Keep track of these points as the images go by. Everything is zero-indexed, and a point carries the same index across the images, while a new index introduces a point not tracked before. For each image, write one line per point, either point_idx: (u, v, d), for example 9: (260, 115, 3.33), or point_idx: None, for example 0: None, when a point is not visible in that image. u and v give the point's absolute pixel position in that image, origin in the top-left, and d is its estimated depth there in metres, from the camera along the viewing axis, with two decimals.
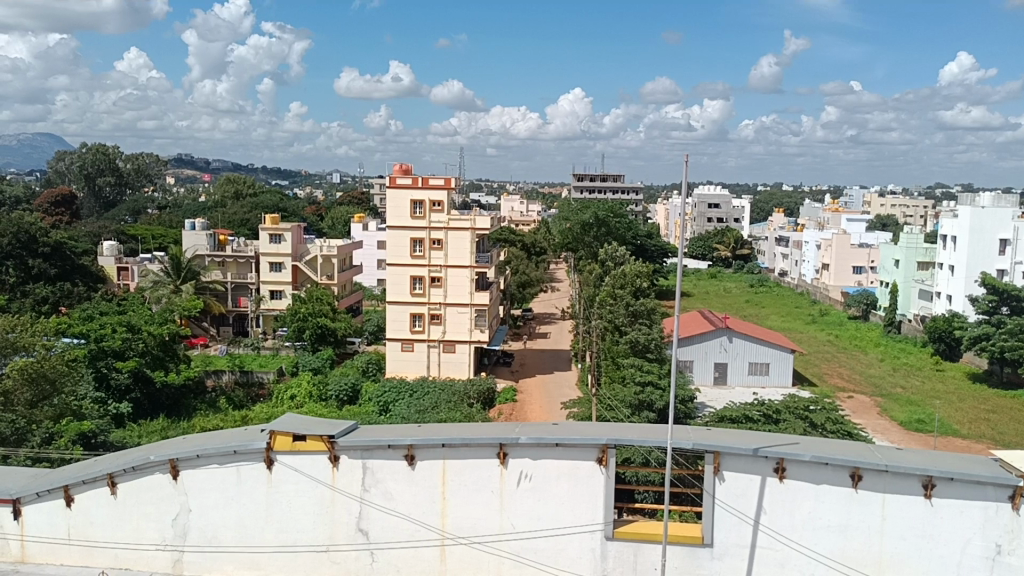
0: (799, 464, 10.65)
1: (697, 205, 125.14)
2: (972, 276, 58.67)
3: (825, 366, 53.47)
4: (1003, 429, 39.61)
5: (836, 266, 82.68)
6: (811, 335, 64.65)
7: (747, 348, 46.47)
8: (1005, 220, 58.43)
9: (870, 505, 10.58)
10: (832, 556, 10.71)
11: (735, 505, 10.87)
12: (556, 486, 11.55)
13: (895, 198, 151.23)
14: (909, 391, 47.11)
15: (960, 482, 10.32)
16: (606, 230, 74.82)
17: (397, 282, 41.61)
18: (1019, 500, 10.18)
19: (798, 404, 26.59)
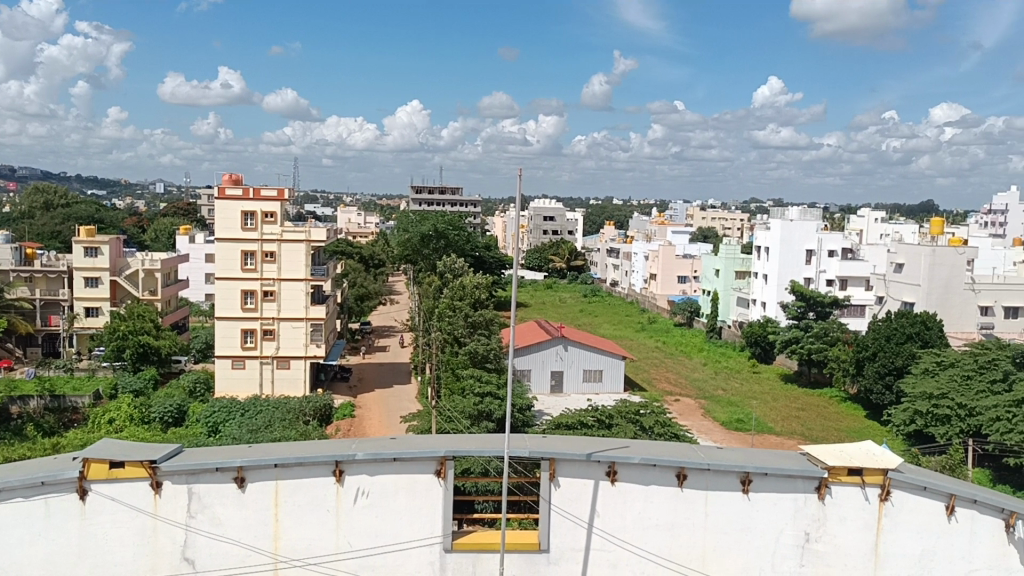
0: (629, 467, 11.04)
1: (533, 218, 128.05)
2: (783, 284, 63.26)
3: (654, 371, 56.03)
4: (811, 425, 42.95)
5: (663, 276, 86.90)
6: (641, 342, 67.52)
7: (582, 356, 47.88)
8: (811, 232, 63.38)
9: (693, 503, 11.12)
10: (661, 554, 11.15)
11: (569, 510, 11.12)
12: (393, 501, 11.41)
13: (715, 213, 160.96)
14: (729, 392, 50.15)
15: (773, 477, 11.04)
16: (444, 241, 75.19)
17: (226, 297, 39.89)
18: (824, 491, 11.05)
19: (629, 408, 27.70)
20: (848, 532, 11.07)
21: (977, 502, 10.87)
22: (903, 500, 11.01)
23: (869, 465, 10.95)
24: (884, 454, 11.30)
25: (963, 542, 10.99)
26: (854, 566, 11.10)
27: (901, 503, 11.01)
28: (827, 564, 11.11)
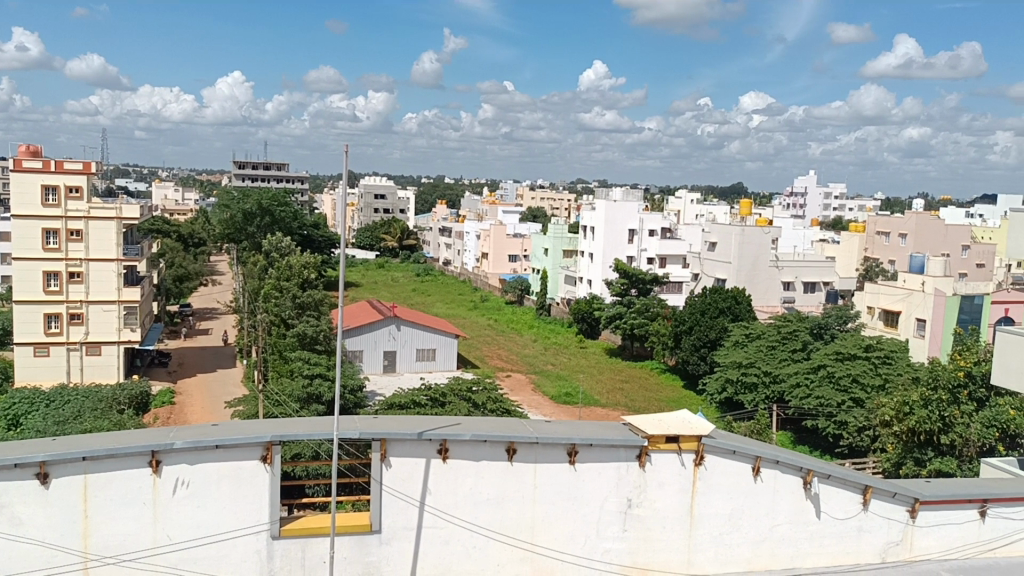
0: (460, 444, 11.12)
1: (363, 195, 125.91)
2: (607, 262, 65.80)
3: (485, 349, 56.85)
4: (633, 397, 45.13)
5: (494, 255, 88.05)
6: (473, 320, 68.24)
7: (413, 335, 47.78)
8: (633, 212, 66.21)
9: (522, 476, 11.37)
10: (491, 527, 11.34)
11: (400, 489, 11.06)
12: (216, 490, 10.92)
13: (544, 192, 164.55)
14: (557, 367, 51.76)
15: (598, 447, 11.46)
16: (269, 219, 72.76)
17: (26, 279, 36.65)
18: (644, 459, 11.58)
19: (461, 386, 28.05)
20: (667, 496, 11.69)
21: (780, 462, 11.82)
22: (716, 464, 11.75)
23: (685, 433, 11.57)
24: (700, 421, 11.97)
25: (767, 499, 11.94)
26: (672, 528, 11.74)
27: (714, 467, 11.74)
28: (647, 527, 11.70)
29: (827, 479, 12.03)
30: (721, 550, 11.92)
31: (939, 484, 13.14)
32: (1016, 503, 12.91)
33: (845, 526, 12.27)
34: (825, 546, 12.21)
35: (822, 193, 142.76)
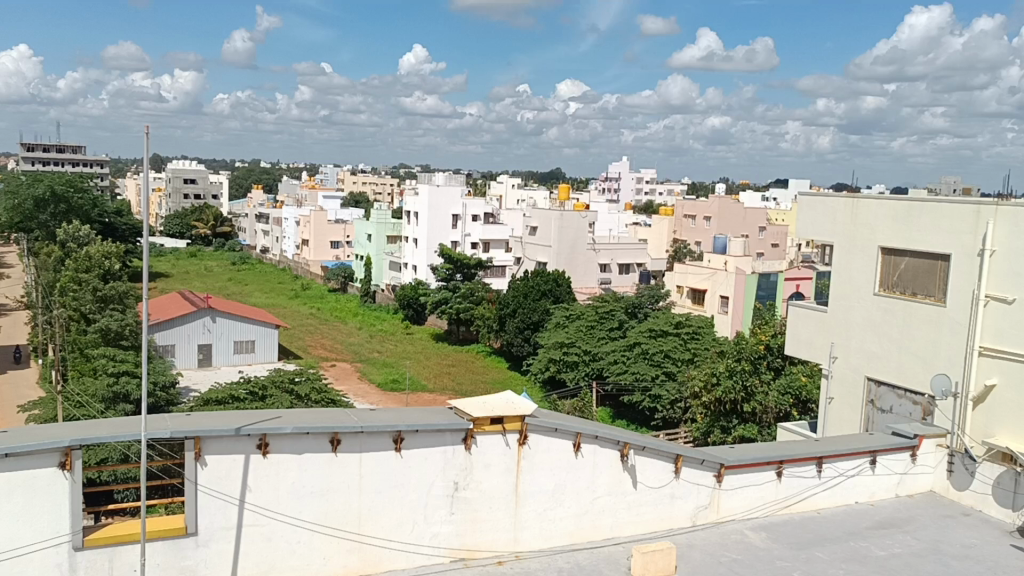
0: (281, 438, 10.63)
1: (172, 180, 118.90)
2: (432, 247, 65.89)
3: (308, 338, 55.42)
4: (460, 381, 45.58)
5: (315, 242, 85.84)
6: (295, 309, 66.30)
7: (230, 327, 45.80)
8: (456, 198, 66.58)
9: (347, 466, 11.08)
10: (315, 520, 10.99)
11: (219, 488, 10.46)
12: (9, 502, 9.71)
13: (365, 177, 162.07)
14: (383, 354, 51.32)
15: (424, 432, 11.35)
16: (64, 206, 67.46)
17: None
18: (470, 442, 11.62)
19: (283, 378, 27.28)
20: (491, 477, 11.84)
21: (599, 437, 12.30)
22: (539, 442, 12.02)
23: (508, 413, 11.71)
24: (522, 401, 12.16)
25: (588, 474, 12.39)
26: (498, 509, 11.91)
27: (537, 445, 12.00)
28: (474, 509, 11.80)
29: (641, 451, 12.67)
30: (545, 526, 12.24)
31: (742, 449, 14.16)
32: (806, 462, 14.13)
33: (659, 494, 12.97)
34: (642, 514, 12.86)
35: (635, 178, 149.44)
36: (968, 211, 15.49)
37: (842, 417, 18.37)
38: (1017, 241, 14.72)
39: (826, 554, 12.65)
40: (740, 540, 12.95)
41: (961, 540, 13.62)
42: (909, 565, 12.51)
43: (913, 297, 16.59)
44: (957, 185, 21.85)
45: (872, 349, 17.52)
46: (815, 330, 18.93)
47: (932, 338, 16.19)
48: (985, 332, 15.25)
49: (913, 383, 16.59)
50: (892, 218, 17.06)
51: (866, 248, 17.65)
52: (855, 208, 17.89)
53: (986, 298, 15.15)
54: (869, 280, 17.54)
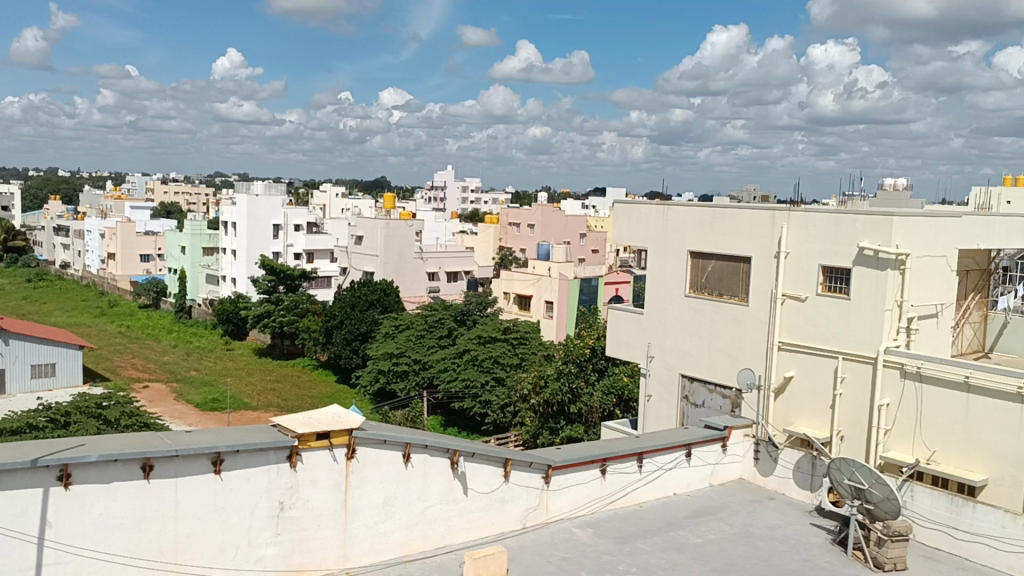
0: (84, 467, 9.69)
1: None
2: (252, 259, 63.55)
3: (118, 358, 51.87)
4: (285, 396, 44.19)
5: (123, 256, 80.48)
6: (102, 328, 61.91)
7: (26, 349, 42.07)
8: (276, 207, 64.50)
9: (161, 493, 10.28)
10: (127, 553, 10.09)
11: (13, 527, 9.34)
12: None
13: (178, 186, 153.91)
14: (202, 372, 48.90)
15: (245, 453, 10.77)
16: None
17: None
18: (295, 459, 11.18)
19: (88, 403, 25.43)
20: (319, 494, 11.44)
21: (428, 446, 12.26)
22: (368, 455, 11.79)
23: (335, 427, 11.39)
24: (349, 414, 11.90)
25: (418, 483, 12.31)
26: (326, 526, 11.55)
27: (365, 458, 11.76)
28: (301, 528, 11.35)
29: (471, 457, 12.76)
30: (375, 539, 12.01)
31: (568, 449, 14.57)
32: (628, 459, 14.72)
33: (490, 499, 13.09)
34: (473, 520, 12.93)
35: (460, 187, 150.75)
36: (765, 217, 16.73)
37: (660, 414, 19.28)
38: (807, 243, 16.07)
39: (649, 546, 13.23)
40: (569, 538, 13.31)
41: (767, 522, 14.65)
42: (722, 549, 13.31)
43: (720, 298, 17.71)
44: (756, 192, 23.56)
45: (685, 347, 18.53)
46: (633, 332, 19.78)
47: (738, 336, 17.35)
48: (783, 328, 16.52)
49: (723, 378, 17.69)
50: (700, 224, 18.13)
51: (677, 252, 18.65)
52: (666, 215, 18.86)
53: (783, 296, 16.43)
54: (681, 282, 18.55)
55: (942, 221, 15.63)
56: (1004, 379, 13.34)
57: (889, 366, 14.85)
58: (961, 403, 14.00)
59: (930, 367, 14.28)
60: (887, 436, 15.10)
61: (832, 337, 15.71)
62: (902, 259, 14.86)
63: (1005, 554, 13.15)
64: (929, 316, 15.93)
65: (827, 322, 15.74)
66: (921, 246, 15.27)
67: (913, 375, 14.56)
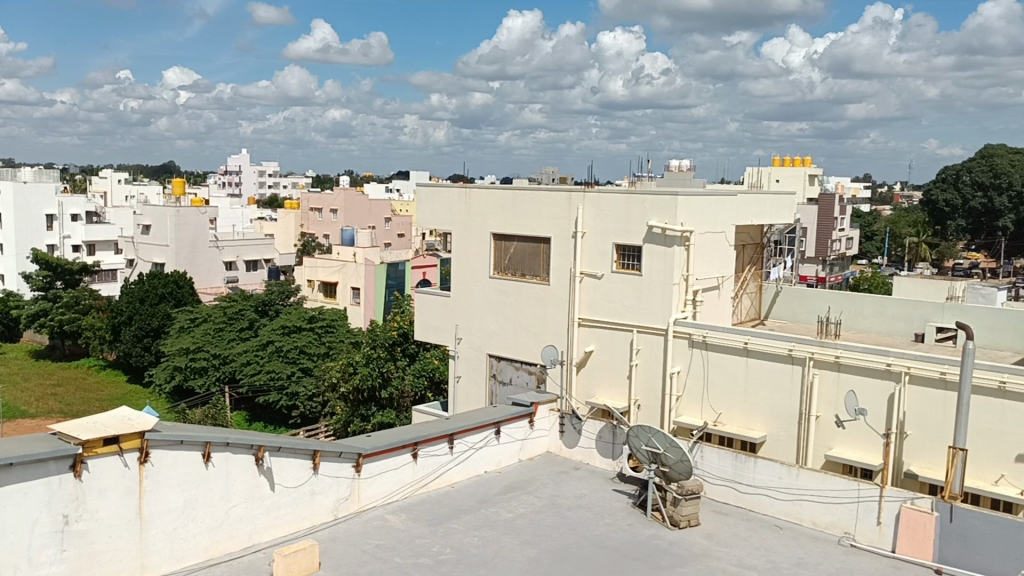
0: None
1: None
2: (23, 253, 57.95)
3: None
4: (69, 400, 40.84)
5: None
6: None
7: None
8: (49, 196, 59.04)
9: None
10: None
11: None
12: None
13: None
14: None
15: (19, 465, 9.75)
16: None
17: None
18: (80, 468, 10.27)
19: None
20: (109, 504, 10.60)
21: (230, 444, 11.73)
22: (162, 459, 11.08)
23: (125, 431, 10.59)
24: (140, 416, 11.10)
25: (220, 482, 11.76)
26: (118, 537, 10.72)
27: (160, 461, 11.04)
28: (90, 542, 10.46)
29: (277, 452, 12.36)
30: (174, 545, 11.33)
31: (378, 435, 14.44)
32: (438, 441, 14.83)
33: (298, 493, 12.75)
34: (281, 516, 12.54)
35: (256, 171, 144.85)
36: (562, 199, 17.28)
37: (469, 394, 19.52)
38: (601, 223, 16.79)
39: (461, 525, 13.41)
40: (382, 525, 13.24)
41: (573, 492, 15.28)
42: (532, 522, 13.73)
43: (522, 278, 18.17)
44: (555, 176, 24.27)
45: (491, 328, 18.86)
46: (440, 315, 19.89)
47: (540, 314, 17.90)
48: (582, 305, 17.20)
49: (527, 356, 18.20)
50: (500, 207, 18.44)
51: (480, 235, 18.87)
52: (468, 198, 19.02)
53: (581, 274, 17.09)
54: (484, 264, 18.81)
55: (720, 200, 16.86)
56: (777, 343, 14.70)
57: (678, 336, 15.89)
58: (741, 367, 15.28)
59: (714, 336, 15.42)
60: (679, 402, 16.16)
61: (626, 312, 16.58)
62: (687, 236, 15.88)
63: (783, 502, 14.32)
64: (712, 289, 17.18)
65: (622, 297, 16.58)
66: (703, 224, 16.40)
67: (700, 344, 15.67)
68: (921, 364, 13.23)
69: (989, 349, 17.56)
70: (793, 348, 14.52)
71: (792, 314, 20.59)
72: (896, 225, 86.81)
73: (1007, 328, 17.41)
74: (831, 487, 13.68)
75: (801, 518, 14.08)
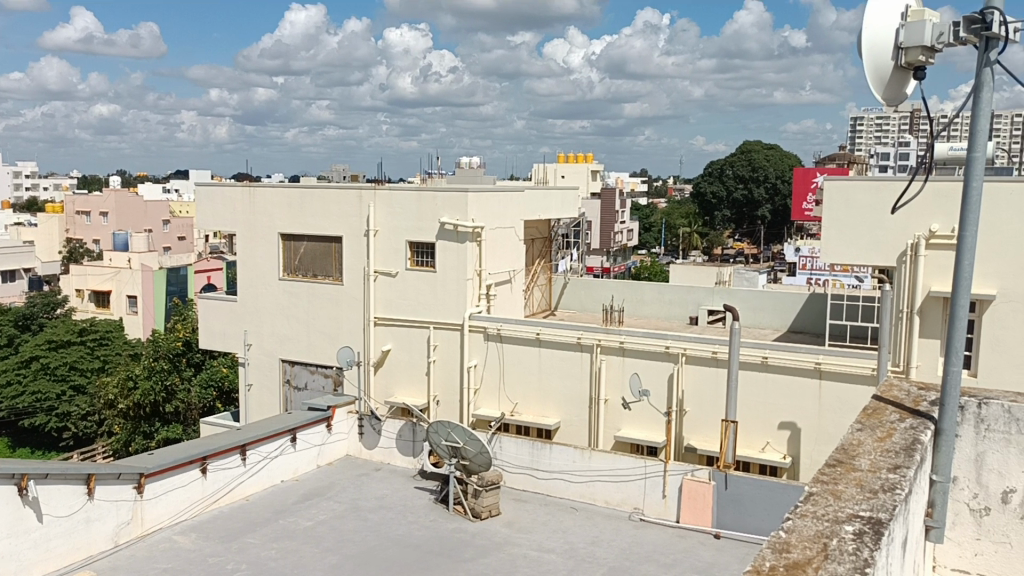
0: None
1: None
2: None
3: None
4: None
5: None
6: None
7: None
8: None
9: None
10: None
11: None
12: None
13: None
14: None
15: None
16: None
17: None
18: None
19: None
20: None
21: None
22: None
23: None
24: None
25: None
26: None
27: None
28: None
29: (45, 479, 11.15)
30: None
31: (160, 453, 13.49)
32: (229, 453, 14.12)
33: (70, 522, 11.62)
34: (52, 548, 11.40)
35: (11, 172, 131.38)
36: (352, 196, 16.97)
37: (261, 403, 18.76)
38: (393, 220, 16.66)
39: (258, 539, 12.87)
40: (169, 548, 12.44)
41: (374, 493, 15.10)
42: (332, 528, 13.41)
43: (314, 279, 17.74)
44: (346, 172, 23.88)
45: (282, 332, 18.21)
46: (226, 320, 18.98)
47: (334, 316, 17.52)
48: (376, 304, 17.00)
49: (322, 359, 17.78)
50: (287, 206, 17.81)
51: (266, 236, 18.15)
52: (252, 197, 18.24)
53: (375, 273, 16.87)
54: (273, 266, 18.13)
55: (508, 196, 17.24)
56: (566, 331, 15.29)
57: (473, 331, 16.13)
58: (534, 357, 15.73)
59: (508, 328, 15.77)
60: (477, 395, 16.38)
61: (422, 309, 16.61)
62: (478, 231, 16.11)
63: (577, 485, 14.89)
64: (504, 282, 17.52)
65: (417, 294, 16.60)
66: (492, 218, 16.67)
67: (495, 337, 15.97)
68: (696, 344, 14.26)
69: (753, 328, 19.18)
70: (581, 336, 15.16)
71: (580, 303, 21.47)
72: (670, 216, 93.21)
73: (766, 308, 19.12)
74: (620, 466, 14.41)
75: (595, 499, 14.72)
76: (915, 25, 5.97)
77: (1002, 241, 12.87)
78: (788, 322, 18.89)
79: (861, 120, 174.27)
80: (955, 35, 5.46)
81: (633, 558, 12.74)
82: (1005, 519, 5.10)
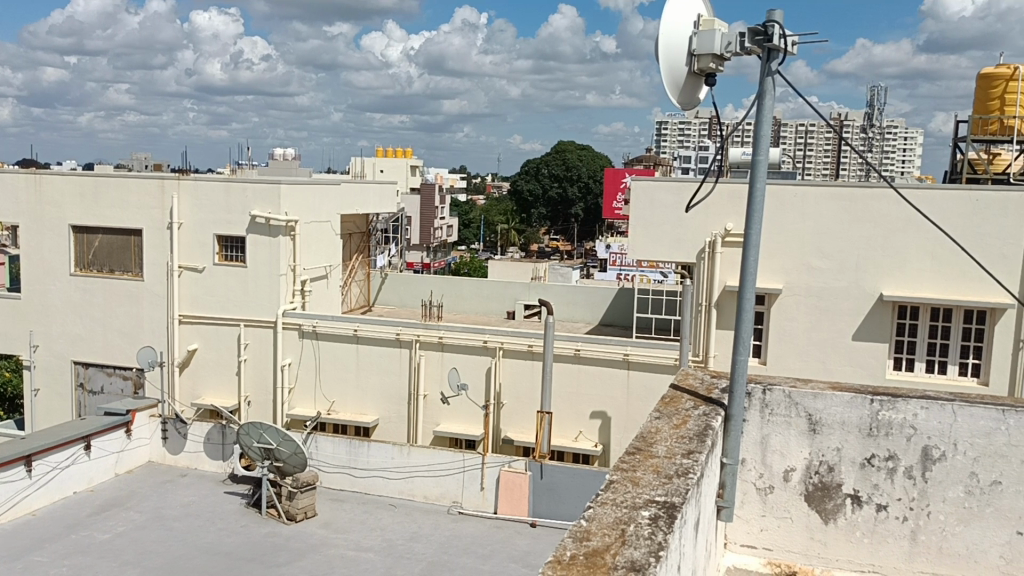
0: None
1: None
2: None
3: None
4: None
5: None
6: None
7: None
8: None
9: None
10: None
11: None
12: None
13: None
14: None
15: None
16: None
17: None
18: None
19: None
20: None
21: None
22: None
23: None
24: None
25: None
26: None
27: None
28: None
29: None
30: None
31: None
32: (13, 465, 12.88)
33: None
34: None
35: None
36: (153, 186, 15.94)
37: (50, 409, 17.23)
38: (199, 212, 15.83)
39: (46, 556, 11.83)
40: None
41: (179, 501, 14.29)
42: (133, 540, 12.57)
43: (110, 274, 16.56)
44: (147, 161, 22.47)
45: (75, 332, 16.85)
46: (9, 320, 17.30)
47: (133, 314, 16.41)
48: (180, 301, 16.08)
49: (120, 359, 16.63)
50: (79, 196, 16.46)
51: (55, 227, 16.71)
52: (38, 186, 16.73)
53: (179, 268, 15.93)
54: (63, 260, 16.72)
55: (323, 190, 16.80)
56: (384, 327, 15.14)
57: (287, 328, 15.61)
58: (352, 354, 15.46)
59: (324, 325, 15.40)
60: (292, 394, 15.88)
61: (231, 305, 15.87)
62: (291, 225, 15.58)
63: (395, 482, 14.80)
64: (318, 278, 17.04)
65: (226, 291, 15.85)
66: (306, 212, 16.18)
67: (310, 334, 15.55)
68: (513, 338, 14.53)
69: (567, 322, 19.80)
70: (400, 332, 15.05)
71: (398, 298, 21.35)
72: (488, 214, 94.56)
73: (579, 302, 19.82)
74: (438, 461, 14.45)
75: (413, 494, 14.71)
76: (707, 34, 6.31)
77: (786, 239, 14.01)
78: (598, 316, 19.66)
79: (664, 125, 184.17)
80: (742, 45, 5.80)
81: (451, 551, 12.84)
82: (786, 496, 5.47)
